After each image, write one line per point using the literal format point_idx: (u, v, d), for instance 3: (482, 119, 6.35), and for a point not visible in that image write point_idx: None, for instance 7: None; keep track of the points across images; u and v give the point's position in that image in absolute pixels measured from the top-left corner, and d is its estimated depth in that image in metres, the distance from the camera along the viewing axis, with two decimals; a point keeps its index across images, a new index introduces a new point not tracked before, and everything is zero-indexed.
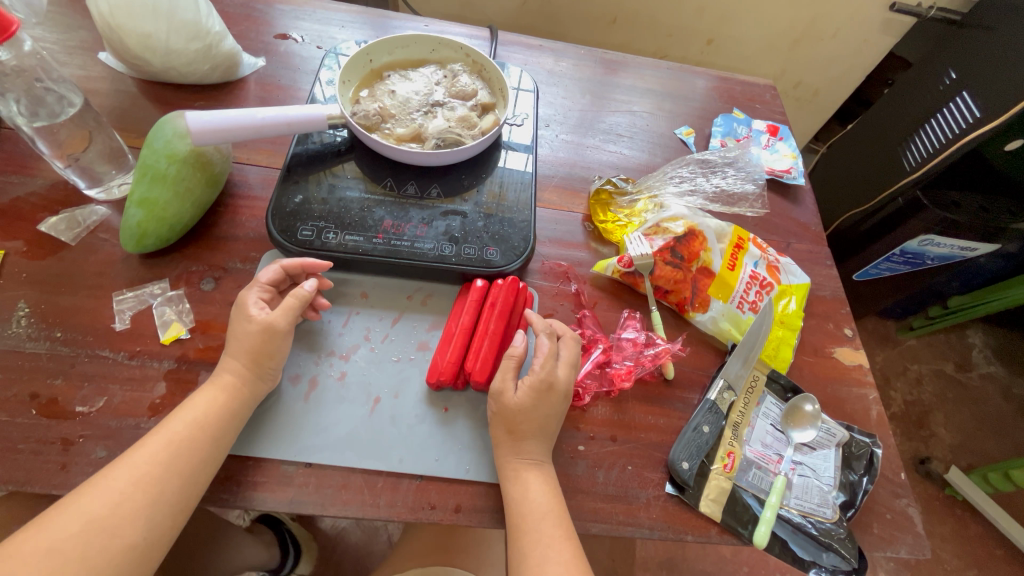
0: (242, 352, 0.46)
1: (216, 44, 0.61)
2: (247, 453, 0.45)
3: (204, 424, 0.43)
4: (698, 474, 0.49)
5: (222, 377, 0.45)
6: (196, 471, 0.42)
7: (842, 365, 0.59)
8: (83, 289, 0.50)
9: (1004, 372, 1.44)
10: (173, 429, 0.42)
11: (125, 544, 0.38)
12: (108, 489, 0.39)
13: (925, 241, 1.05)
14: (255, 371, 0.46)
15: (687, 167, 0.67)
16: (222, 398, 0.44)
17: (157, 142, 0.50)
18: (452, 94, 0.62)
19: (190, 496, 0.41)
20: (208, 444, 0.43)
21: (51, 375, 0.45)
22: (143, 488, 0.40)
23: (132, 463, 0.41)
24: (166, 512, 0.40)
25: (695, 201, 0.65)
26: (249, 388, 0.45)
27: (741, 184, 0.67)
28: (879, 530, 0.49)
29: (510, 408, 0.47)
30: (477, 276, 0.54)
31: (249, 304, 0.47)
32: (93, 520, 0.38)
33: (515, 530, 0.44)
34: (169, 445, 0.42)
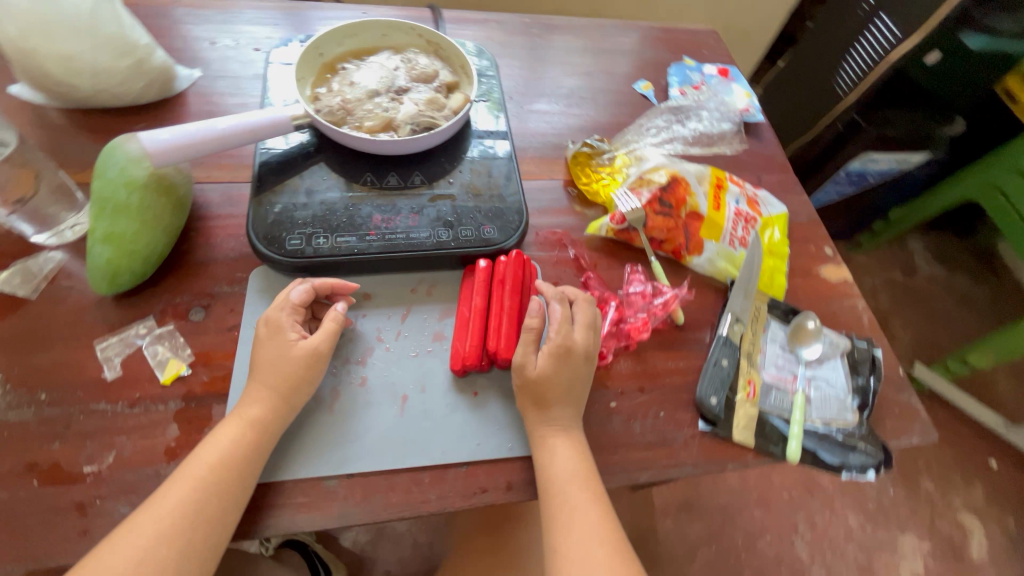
0: (273, 381, 0.43)
1: (147, 58, 0.56)
2: (274, 479, 0.43)
3: (226, 463, 0.40)
4: (727, 406, 0.51)
5: (245, 411, 0.43)
6: (222, 513, 0.39)
7: (830, 282, 0.62)
8: (59, 342, 0.45)
9: (943, 271, 1.57)
10: (195, 471, 0.40)
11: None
12: (130, 544, 0.37)
13: (865, 160, 1.12)
14: (291, 400, 0.44)
15: (661, 117, 0.70)
16: (249, 436, 0.42)
17: (110, 171, 0.46)
18: (414, 78, 0.60)
19: (217, 541, 0.39)
20: (234, 483, 0.40)
21: (46, 440, 0.41)
22: (166, 539, 0.38)
23: (155, 513, 0.38)
24: (194, 560, 0.38)
25: (676, 147, 0.68)
26: (278, 417, 0.43)
27: (719, 124, 0.71)
28: (892, 424, 0.53)
29: (535, 379, 0.47)
30: (479, 257, 0.54)
31: (287, 328, 0.46)
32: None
33: (543, 494, 0.44)
34: (193, 489, 0.39)
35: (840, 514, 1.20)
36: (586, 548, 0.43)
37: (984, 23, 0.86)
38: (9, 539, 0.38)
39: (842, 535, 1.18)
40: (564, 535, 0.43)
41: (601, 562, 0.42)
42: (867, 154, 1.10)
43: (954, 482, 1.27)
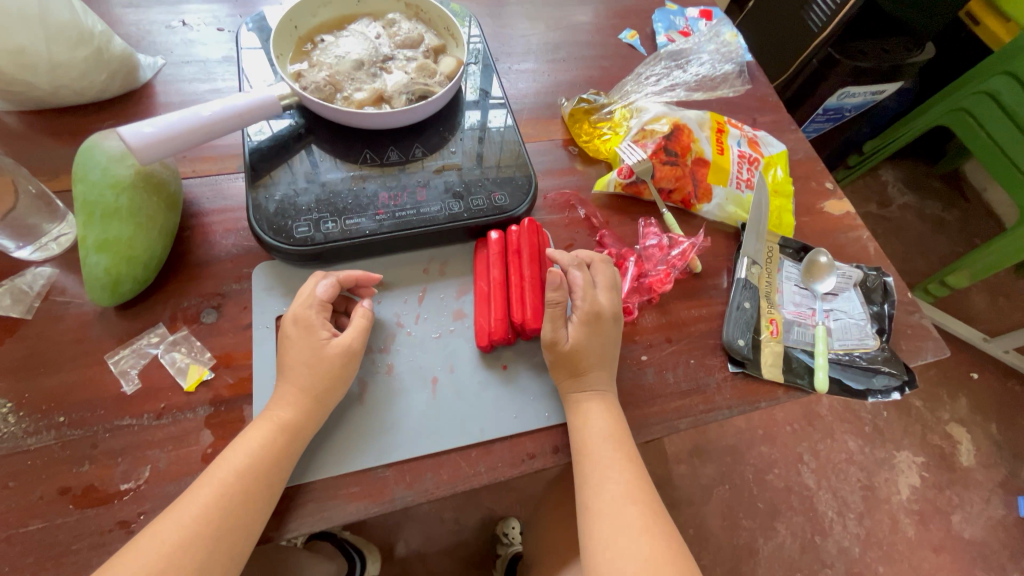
0: (306, 382, 0.42)
1: (105, 46, 0.51)
2: (302, 480, 0.42)
3: (255, 467, 0.39)
4: (754, 346, 0.52)
5: (275, 413, 0.41)
6: (249, 519, 0.38)
7: (834, 216, 0.63)
8: (67, 361, 0.43)
9: (916, 199, 1.61)
10: (221, 476, 0.38)
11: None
12: (152, 552, 0.35)
13: (843, 94, 1.13)
14: (325, 399, 0.42)
15: (659, 65, 0.67)
16: (279, 439, 0.40)
17: (92, 174, 0.43)
18: (398, 45, 0.56)
19: (240, 548, 0.37)
20: (263, 487, 0.39)
21: (75, 463, 0.39)
22: (190, 548, 0.36)
23: (179, 518, 0.36)
24: (217, 569, 0.36)
25: (679, 94, 0.65)
26: (310, 419, 0.42)
27: (720, 66, 0.68)
28: (907, 345, 0.55)
29: (569, 352, 0.45)
30: (491, 228, 0.52)
31: (320, 329, 0.44)
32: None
33: (576, 455, 0.44)
34: (220, 494, 0.38)
35: (841, 440, 1.27)
36: (619, 506, 0.42)
37: None
38: (56, 567, 0.36)
39: (843, 458, 1.25)
40: (597, 492, 0.43)
41: (635, 519, 0.42)
42: (844, 89, 1.11)
43: (940, 397, 1.35)
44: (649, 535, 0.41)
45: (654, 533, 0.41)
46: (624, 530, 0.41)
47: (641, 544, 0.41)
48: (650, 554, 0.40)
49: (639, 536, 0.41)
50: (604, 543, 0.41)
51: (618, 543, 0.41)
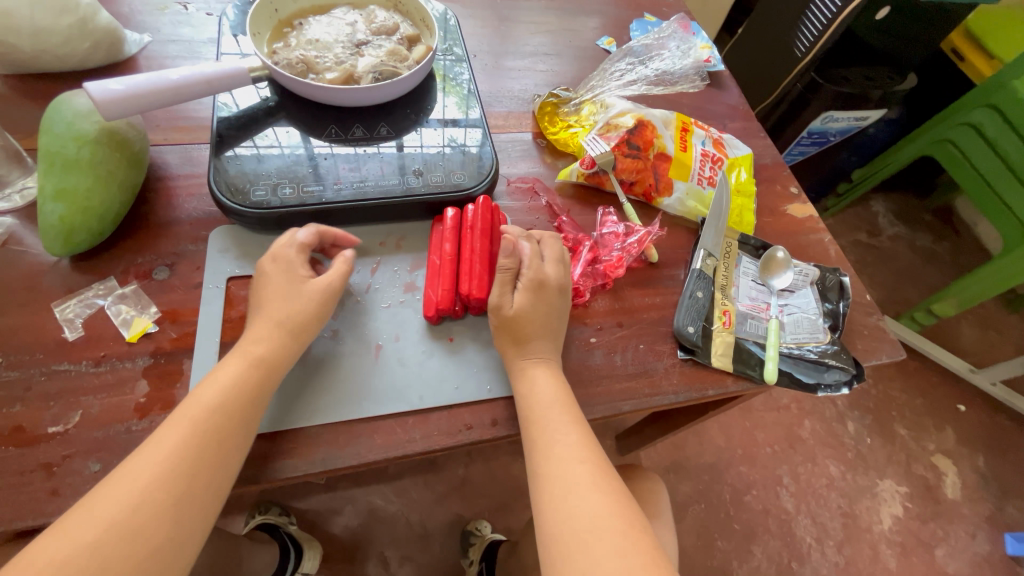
0: (282, 319, 0.43)
1: (91, 18, 0.54)
2: (283, 426, 0.43)
3: (229, 402, 0.39)
4: (704, 335, 0.52)
5: (245, 348, 0.41)
6: (227, 455, 0.37)
7: (797, 219, 0.64)
8: (15, 306, 0.44)
9: (907, 230, 1.59)
10: (195, 412, 0.37)
11: (149, 550, 0.33)
12: (123, 489, 0.34)
13: (826, 119, 1.11)
14: (299, 337, 0.43)
15: (623, 61, 0.70)
16: (251, 374, 0.40)
17: (57, 126, 0.45)
18: (374, 31, 0.59)
19: (218, 486, 0.37)
20: (238, 425, 0.38)
21: (6, 403, 0.40)
22: (166, 484, 0.34)
23: (151, 455, 0.35)
24: (196, 506, 0.35)
25: (640, 87, 0.68)
26: (274, 355, 0.42)
27: (680, 62, 0.71)
28: (862, 344, 0.55)
29: (512, 318, 0.45)
30: (448, 206, 0.53)
31: (300, 268, 0.46)
32: (113, 526, 0.32)
33: (525, 423, 0.43)
34: (194, 429, 0.37)
35: (822, 464, 1.23)
36: (567, 466, 0.40)
37: None
38: None
39: (824, 484, 1.21)
40: (545, 457, 0.41)
41: (584, 478, 0.40)
42: (828, 113, 1.09)
43: (926, 427, 1.31)
44: (599, 492, 0.39)
45: (605, 488, 0.39)
46: (573, 487, 0.39)
47: (591, 501, 0.38)
48: (601, 509, 0.38)
49: (589, 493, 0.39)
50: (553, 504, 0.39)
51: (568, 503, 0.38)
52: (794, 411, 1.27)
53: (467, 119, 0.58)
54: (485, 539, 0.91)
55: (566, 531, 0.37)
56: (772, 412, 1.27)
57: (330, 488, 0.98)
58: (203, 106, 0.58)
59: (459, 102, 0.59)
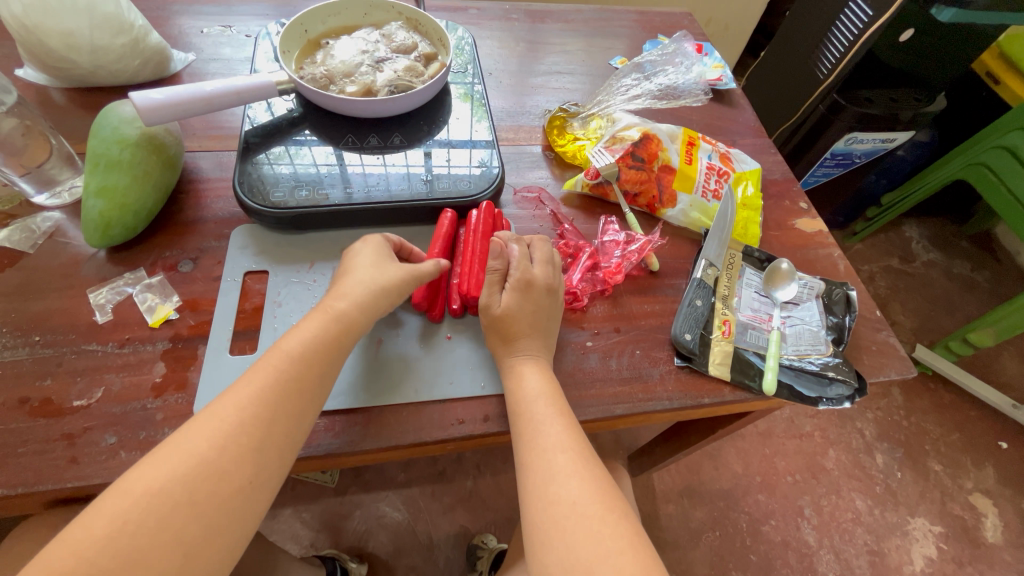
0: (368, 282, 0.46)
1: (142, 38, 0.60)
2: (360, 403, 0.46)
3: (307, 358, 0.41)
4: (701, 343, 0.52)
5: (329, 305, 0.44)
6: (304, 407, 0.40)
7: (805, 233, 0.63)
8: (55, 291, 0.48)
9: (942, 256, 1.48)
10: (276, 363, 0.40)
11: (231, 490, 0.35)
12: (210, 429, 0.36)
13: (851, 140, 1.05)
14: (382, 301, 0.46)
15: (629, 76, 0.72)
16: (333, 328, 0.43)
17: (104, 131, 0.49)
18: (393, 50, 0.63)
19: (294, 436, 0.39)
20: (315, 380, 0.41)
21: (38, 377, 0.43)
22: (247, 430, 0.37)
23: (237, 400, 0.38)
24: (274, 453, 0.37)
25: (644, 101, 0.70)
26: (357, 319, 0.44)
27: (683, 79, 0.73)
28: (869, 360, 0.53)
29: (500, 317, 0.47)
30: (448, 207, 0.55)
31: (387, 254, 0.49)
32: (202, 463, 0.34)
33: (512, 415, 0.44)
34: (275, 379, 0.39)
35: (847, 498, 1.12)
36: (550, 456, 0.41)
37: None
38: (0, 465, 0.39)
39: (849, 518, 1.09)
40: (530, 447, 0.42)
41: (564, 467, 0.40)
42: (852, 135, 1.03)
43: (964, 464, 1.18)
44: (581, 478, 0.40)
45: (583, 476, 0.40)
46: (553, 476, 0.40)
47: (572, 487, 0.39)
48: (579, 494, 0.38)
49: (568, 480, 0.39)
50: (536, 493, 0.39)
51: (550, 491, 0.39)
52: (818, 440, 1.18)
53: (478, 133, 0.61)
54: (493, 549, 0.90)
55: (548, 517, 0.38)
56: (794, 439, 1.17)
57: (340, 493, 0.99)
58: (235, 116, 0.63)
59: (471, 116, 0.62)
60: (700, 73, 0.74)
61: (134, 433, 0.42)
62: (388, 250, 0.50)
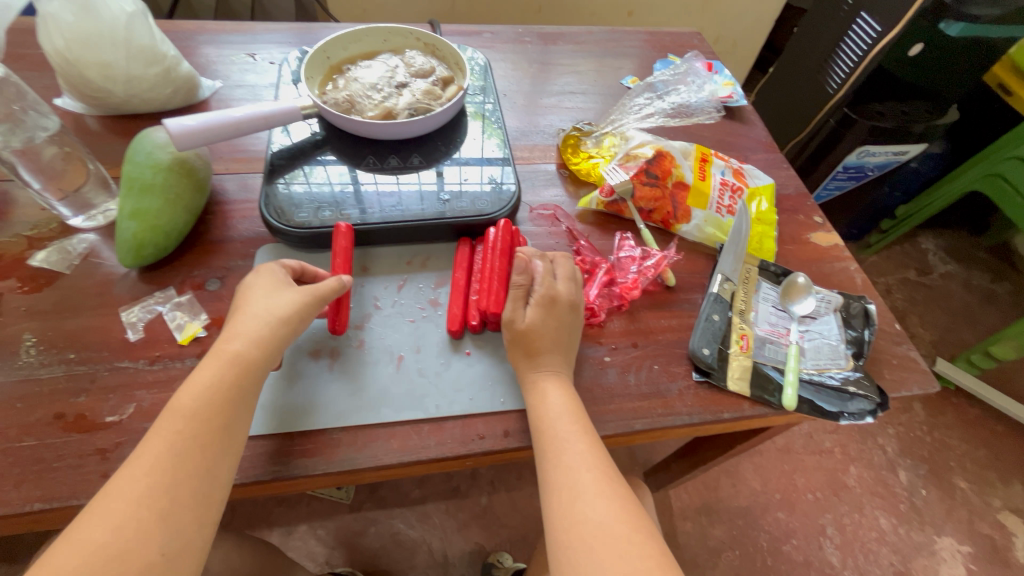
0: (262, 316, 0.44)
1: (174, 67, 0.62)
2: (379, 419, 0.46)
3: (205, 413, 0.39)
4: (720, 357, 0.52)
5: (221, 349, 0.42)
6: (209, 466, 0.38)
7: (821, 247, 0.64)
8: (89, 309, 0.50)
9: (960, 268, 1.46)
10: (169, 426, 0.38)
11: (142, 565, 0.33)
12: (105, 510, 0.34)
13: (863, 153, 1.05)
14: (282, 333, 0.44)
15: (641, 96, 0.74)
16: (230, 373, 0.41)
17: (139, 157, 0.52)
18: (412, 74, 0.65)
19: (204, 498, 0.37)
20: (217, 434, 0.39)
21: (73, 394, 0.45)
22: (146, 503, 0.35)
23: (130, 474, 0.36)
24: (184, 518, 0.36)
25: (657, 120, 0.72)
26: (253, 360, 0.43)
27: (695, 97, 0.74)
28: (890, 374, 0.53)
29: (524, 331, 0.48)
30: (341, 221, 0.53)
31: (280, 283, 0.47)
32: (100, 548, 0.33)
33: (536, 433, 0.44)
34: (170, 443, 0.37)
35: (870, 516, 1.09)
36: (574, 474, 0.41)
37: (961, 11, 0.79)
38: (36, 480, 0.41)
39: (873, 538, 1.07)
40: (554, 466, 0.42)
41: (590, 485, 0.40)
42: (864, 148, 1.03)
43: (991, 481, 1.15)
44: (607, 497, 0.40)
45: (609, 495, 0.40)
46: (579, 495, 0.40)
47: (599, 506, 0.39)
48: (606, 514, 0.39)
49: (594, 499, 0.39)
50: (561, 512, 0.40)
51: (576, 509, 0.39)
52: (839, 457, 1.15)
53: (493, 154, 0.62)
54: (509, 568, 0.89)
55: (574, 536, 0.38)
56: (814, 455, 1.15)
57: (355, 509, 0.99)
58: (261, 140, 0.65)
59: (487, 137, 0.64)
60: (712, 92, 0.75)
61: None
62: (284, 277, 0.48)
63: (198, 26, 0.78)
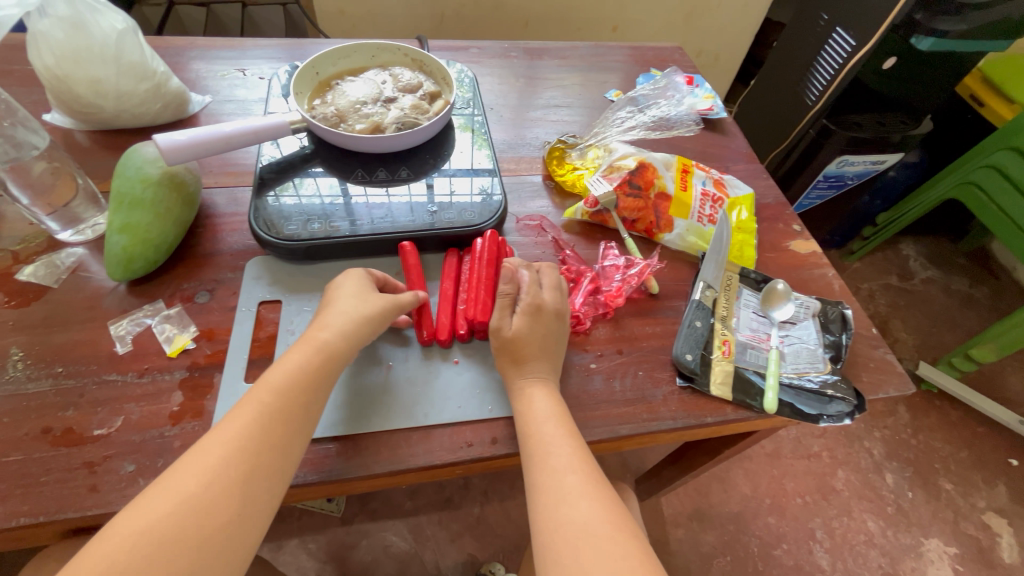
0: (350, 312, 0.47)
1: (164, 83, 0.63)
2: (369, 428, 0.47)
3: (292, 391, 0.42)
4: (703, 363, 0.53)
5: (314, 336, 0.45)
6: (289, 440, 0.41)
7: (800, 254, 0.65)
8: (78, 323, 0.50)
9: (940, 273, 1.49)
10: (260, 398, 0.41)
11: (218, 525, 0.36)
12: (199, 466, 0.37)
13: (842, 163, 1.08)
14: (364, 330, 0.47)
15: (624, 109, 0.75)
16: (318, 359, 0.44)
17: (129, 171, 0.52)
18: (399, 89, 0.66)
19: (280, 469, 0.39)
20: (299, 413, 0.42)
21: (61, 408, 0.45)
22: (233, 463, 0.38)
23: (223, 436, 0.39)
24: (260, 487, 0.38)
25: (638, 133, 0.73)
26: (339, 351, 0.46)
27: (674, 110, 0.76)
28: (868, 377, 0.55)
29: (510, 339, 0.48)
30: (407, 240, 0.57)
31: (366, 284, 0.50)
32: (190, 499, 0.36)
33: (522, 437, 0.45)
34: (261, 414, 0.40)
35: (859, 519, 1.10)
36: (560, 477, 0.42)
37: (931, 27, 0.82)
38: (24, 494, 0.41)
39: (862, 540, 1.08)
40: (540, 469, 0.42)
41: (575, 487, 0.41)
42: (843, 158, 1.06)
43: (975, 482, 1.17)
44: (592, 500, 0.40)
45: (595, 496, 0.41)
46: (565, 497, 0.41)
47: (584, 508, 0.40)
48: (591, 515, 0.39)
49: (579, 501, 0.40)
50: (547, 513, 0.40)
51: (561, 511, 0.40)
52: (826, 460, 1.17)
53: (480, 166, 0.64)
54: None
55: (559, 538, 0.39)
56: (802, 460, 1.17)
57: (347, 522, 0.98)
58: (250, 154, 0.66)
59: (474, 150, 0.65)
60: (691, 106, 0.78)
61: (152, 461, 0.43)
62: (370, 282, 0.51)
63: (188, 42, 0.79)
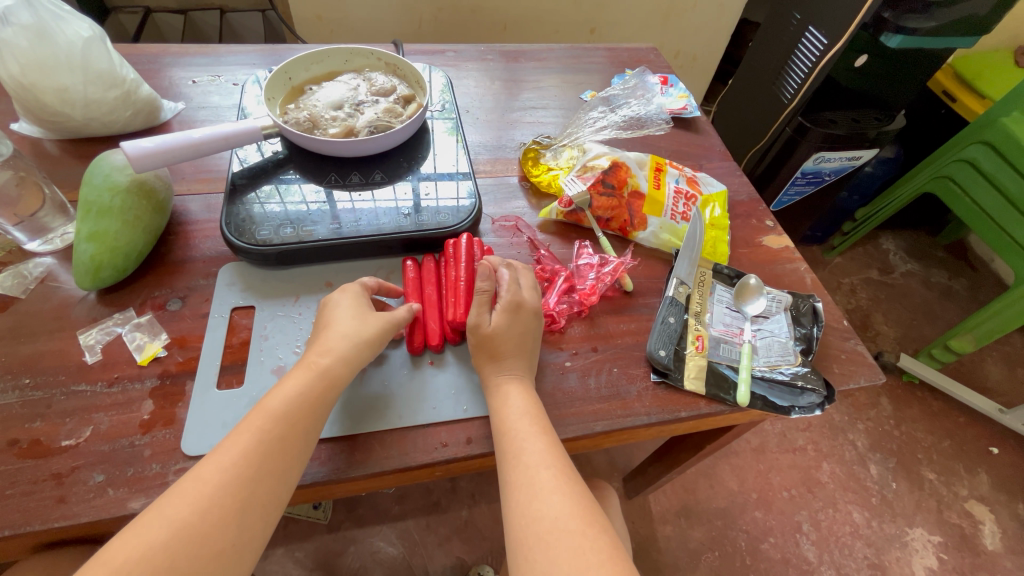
0: (350, 335, 0.47)
1: (134, 90, 0.63)
2: (348, 434, 0.47)
3: (290, 416, 0.42)
4: (676, 358, 0.54)
5: (313, 361, 0.45)
6: (288, 467, 0.40)
7: (773, 249, 0.66)
8: (46, 333, 0.50)
9: (920, 267, 1.52)
10: (258, 423, 0.41)
11: (213, 553, 0.36)
12: (195, 492, 0.37)
13: (819, 159, 1.09)
14: (365, 353, 0.47)
15: (596, 109, 0.77)
16: (318, 385, 0.44)
17: (96, 179, 0.52)
18: (373, 93, 0.66)
19: (276, 495, 0.39)
20: (298, 439, 0.42)
21: (27, 419, 0.44)
22: (230, 491, 0.38)
23: (220, 462, 0.39)
24: (256, 514, 0.38)
25: (610, 132, 0.74)
26: (340, 376, 0.45)
27: (646, 109, 0.77)
28: (839, 368, 0.56)
29: (487, 336, 0.48)
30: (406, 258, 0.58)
31: (366, 304, 0.50)
32: (186, 527, 0.35)
33: (496, 435, 0.45)
34: (259, 440, 0.40)
35: (844, 511, 1.11)
36: (533, 473, 0.42)
37: (898, 24, 0.82)
38: None
39: (848, 531, 1.09)
40: (514, 466, 0.43)
41: (547, 483, 0.41)
42: (820, 154, 1.07)
43: (957, 471, 1.18)
44: (564, 495, 0.41)
45: (567, 492, 0.41)
46: (537, 493, 0.41)
47: (556, 503, 0.40)
48: (563, 510, 0.40)
49: (552, 497, 0.41)
50: (520, 508, 0.41)
51: (533, 506, 0.40)
52: (811, 454, 1.18)
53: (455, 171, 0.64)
54: None
55: (532, 533, 0.39)
56: (788, 453, 1.18)
57: (333, 529, 0.98)
58: (223, 160, 0.65)
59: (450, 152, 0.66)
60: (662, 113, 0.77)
61: (122, 471, 0.43)
62: (364, 295, 0.51)
63: (161, 49, 0.78)
